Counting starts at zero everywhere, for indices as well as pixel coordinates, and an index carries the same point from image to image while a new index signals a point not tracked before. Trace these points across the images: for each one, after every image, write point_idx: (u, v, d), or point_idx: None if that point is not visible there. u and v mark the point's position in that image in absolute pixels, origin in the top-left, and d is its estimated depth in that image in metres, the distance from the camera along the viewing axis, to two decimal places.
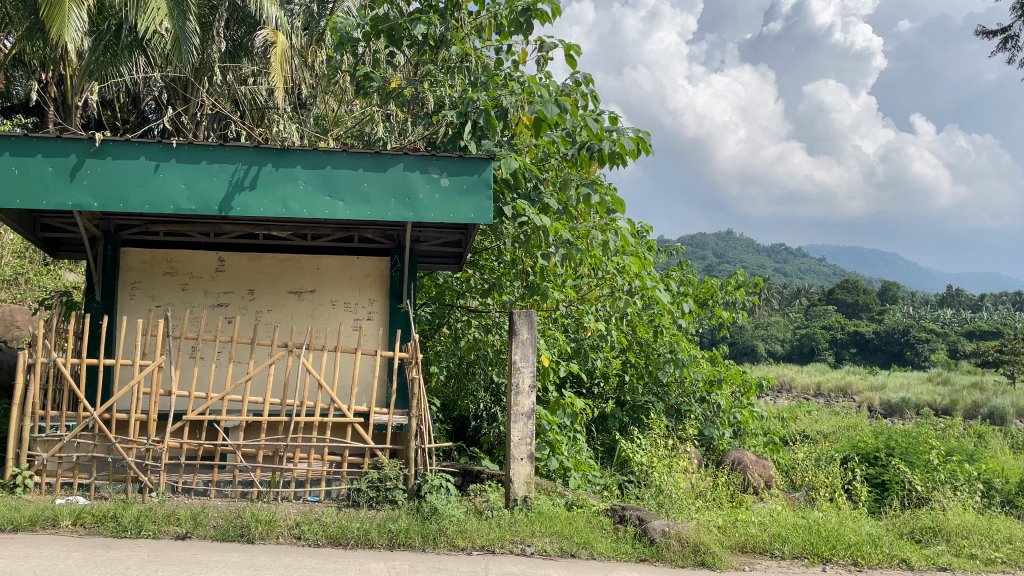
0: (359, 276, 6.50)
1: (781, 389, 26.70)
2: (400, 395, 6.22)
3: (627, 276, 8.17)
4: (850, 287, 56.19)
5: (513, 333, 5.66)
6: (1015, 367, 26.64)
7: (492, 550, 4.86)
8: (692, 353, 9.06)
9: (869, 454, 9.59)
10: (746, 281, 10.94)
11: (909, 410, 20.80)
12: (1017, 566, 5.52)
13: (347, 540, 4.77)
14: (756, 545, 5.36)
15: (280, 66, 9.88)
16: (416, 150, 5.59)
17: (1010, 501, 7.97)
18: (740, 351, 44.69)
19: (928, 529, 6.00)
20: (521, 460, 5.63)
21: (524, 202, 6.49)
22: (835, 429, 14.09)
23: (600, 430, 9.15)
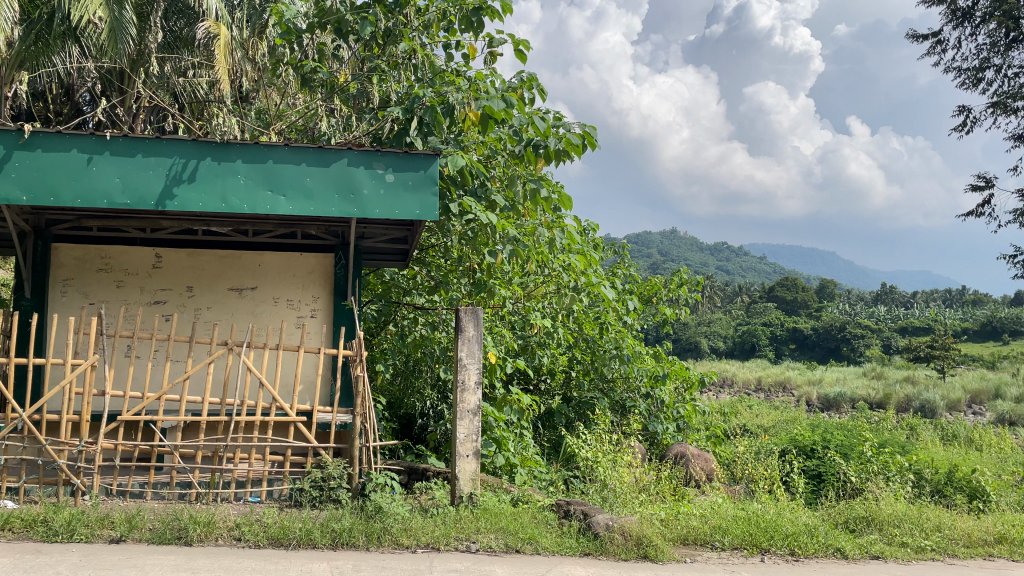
0: (302, 273, 6.41)
1: (724, 384, 27.25)
2: (344, 394, 6.16)
3: (573, 273, 8.19)
4: (790, 285, 57.72)
5: (458, 330, 5.65)
6: (945, 362, 27.69)
7: (437, 548, 4.84)
8: (637, 349, 9.20)
9: (806, 446, 9.86)
10: (688, 279, 11.12)
11: (845, 404, 21.45)
12: (946, 553, 5.74)
13: (288, 541, 4.70)
14: (696, 537, 5.48)
15: (223, 59, 9.66)
16: (361, 145, 5.54)
17: (938, 490, 8.28)
18: (684, 348, 45.44)
19: (862, 519, 6.19)
20: (466, 457, 5.63)
21: (470, 200, 6.45)
22: (774, 423, 14.45)
23: (547, 427, 9.19)
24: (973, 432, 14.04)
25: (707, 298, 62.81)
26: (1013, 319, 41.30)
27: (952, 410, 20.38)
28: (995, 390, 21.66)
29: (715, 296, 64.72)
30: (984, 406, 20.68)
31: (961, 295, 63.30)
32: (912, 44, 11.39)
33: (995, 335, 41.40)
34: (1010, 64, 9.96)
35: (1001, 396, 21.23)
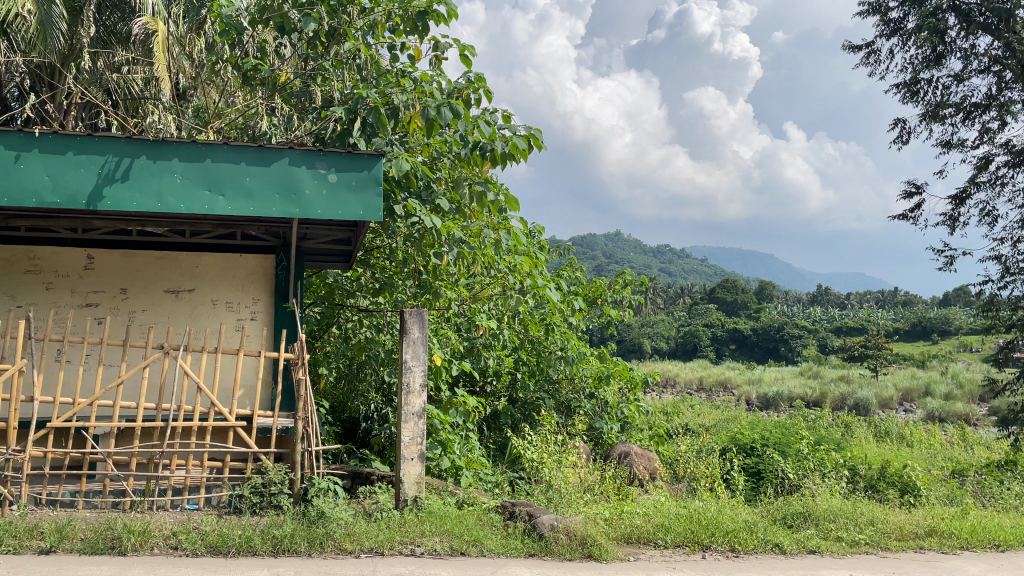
0: (242, 274, 6.29)
1: (666, 384, 27.70)
2: (286, 398, 6.05)
3: (519, 275, 8.26)
4: (731, 287, 58.99)
5: (403, 332, 5.61)
6: (877, 361, 28.60)
7: (381, 552, 4.79)
8: (581, 350, 9.31)
9: (746, 444, 10.06)
10: (633, 280, 11.22)
11: (783, 403, 21.98)
12: (878, 546, 5.94)
13: (228, 549, 4.59)
14: (640, 535, 5.54)
15: (161, 56, 9.37)
16: (302, 145, 5.46)
17: (872, 485, 8.54)
18: (628, 349, 46.02)
19: (799, 515, 6.34)
20: (411, 460, 5.59)
21: (415, 202, 6.39)
22: (715, 422, 14.73)
23: (492, 428, 9.20)
24: (904, 429, 14.54)
25: (650, 299, 63.67)
26: (941, 319, 42.95)
27: (884, 408, 21.08)
28: (924, 388, 22.48)
29: (658, 298, 65.64)
30: (914, 404, 21.44)
31: (893, 296, 65.52)
32: (848, 54, 11.69)
33: (925, 335, 42.97)
34: (942, 75, 10.30)
35: (929, 394, 22.05)
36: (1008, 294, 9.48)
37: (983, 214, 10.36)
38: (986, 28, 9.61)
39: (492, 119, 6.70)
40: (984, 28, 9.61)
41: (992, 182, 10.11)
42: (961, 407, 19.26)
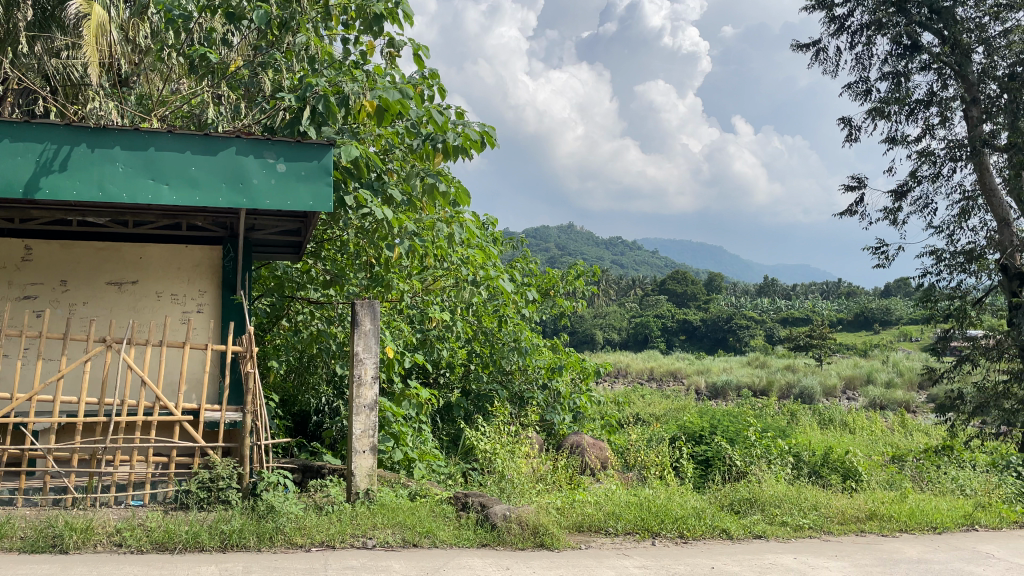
0: (188, 266, 6.16)
1: (618, 374, 28.00)
2: (233, 391, 5.96)
3: (472, 267, 8.17)
4: (682, 278, 59.94)
5: (355, 324, 5.57)
6: (822, 351, 29.35)
7: (332, 545, 4.76)
8: (534, 341, 9.42)
9: (695, 433, 10.25)
10: (585, 271, 11.30)
11: (731, 392, 22.43)
12: (822, 530, 6.11)
13: (174, 545, 4.51)
14: (591, 523, 5.62)
15: (94, 41, 8.58)
16: (249, 134, 5.37)
17: (815, 471, 8.77)
18: (580, 340, 46.40)
19: (745, 501, 6.49)
20: (362, 452, 5.56)
21: (366, 193, 6.26)
22: (665, 411, 14.98)
23: (445, 420, 9.17)
24: (847, 416, 14.95)
25: (602, 291, 64.18)
26: (882, 310, 44.25)
27: (828, 396, 21.66)
28: (866, 376, 23.17)
29: (610, 289, 66.27)
30: (856, 392, 22.06)
31: (837, 287, 67.27)
32: (798, 53, 11.93)
33: (867, 325, 44.25)
34: (887, 73, 10.57)
35: (871, 381, 22.74)
36: (945, 285, 9.83)
37: (923, 207, 10.70)
38: (928, 27, 9.90)
39: (445, 112, 6.61)
40: (926, 27, 9.90)
41: (932, 177, 10.43)
42: (901, 395, 19.89)
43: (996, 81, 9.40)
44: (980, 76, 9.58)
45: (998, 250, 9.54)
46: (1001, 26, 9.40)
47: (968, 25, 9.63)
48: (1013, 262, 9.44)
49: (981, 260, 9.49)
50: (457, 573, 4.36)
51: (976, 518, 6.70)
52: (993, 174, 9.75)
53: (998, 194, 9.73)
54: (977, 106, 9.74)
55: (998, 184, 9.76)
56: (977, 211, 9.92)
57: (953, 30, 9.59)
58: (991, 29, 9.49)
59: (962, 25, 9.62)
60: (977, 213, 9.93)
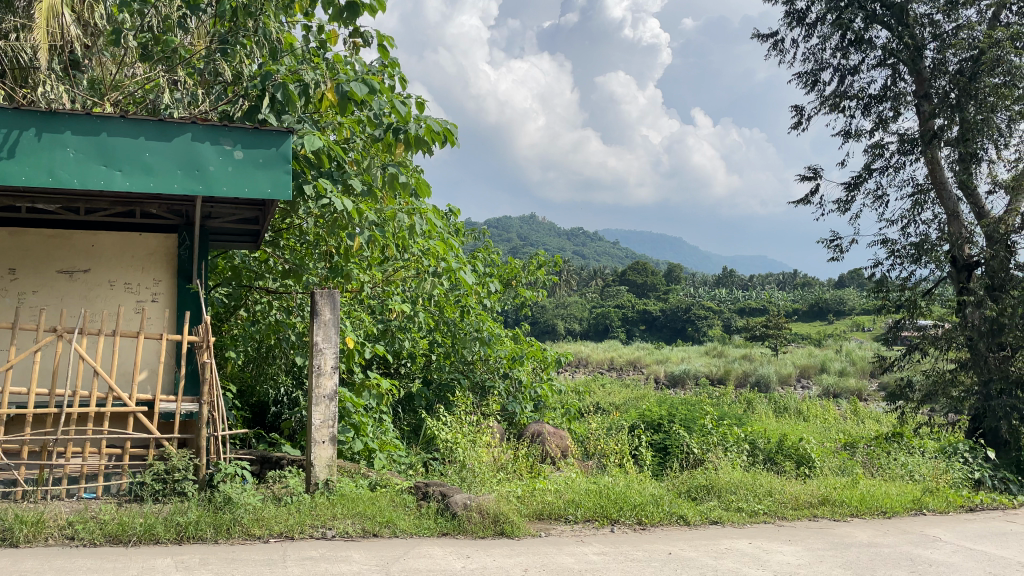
0: (142, 254, 6.04)
1: (579, 364, 28.19)
2: (190, 381, 5.87)
3: (433, 258, 8.01)
4: (642, 269, 60.63)
5: (314, 314, 5.53)
6: (777, 340, 29.89)
7: (291, 536, 4.72)
8: (496, 331, 9.45)
9: (654, 421, 10.40)
10: (547, 261, 11.35)
11: (689, 380, 22.77)
12: (776, 515, 6.25)
13: (128, 538, 4.44)
14: (551, 511, 5.67)
15: (45, 23, 8.11)
16: (205, 120, 5.28)
17: (770, 457, 8.94)
18: (542, 330, 46.57)
19: (702, 487, 6.60)
20: (322, 443, 5.52)
21: (326, 182, 6.16)
22: (624, 399, 15.14)
23: (407, 411, 9.14)
24: (801, 404, 15.28)
25: (564, 281, 64.49)
26: (836, 300, 45.26)
27: (783, 384, 22.11)
28: (820, 364, 23.68)
29: (572, 279, 66.60)
30: (810, 380, 22.55)
31: (792, 278, 68.57)
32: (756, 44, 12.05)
33: (821, 315, 45.22)
34: (842, 67, 10.76)
35: (825, 370, 23.24)
36: (896, 275, 10.08)
37: (875, 198, 10.93)
38: (882, 22, 10.09)
39: (407, 103, 6.55)
40: (880, 22, 10.09)
41: (885, 170, 10.66)
42: (854, 383, 20.40)
43: (947, 76, 9.62)
44: (932, 71, 9.81)
45: (948, 242, 9.79)
46: (953, 23, 9.63)
47: (921, 21, 9.84)
48: (962, 254, 9.71)
49: (931, 251, 9.72)
50: (418, 562, 4.37)
51: (923, 503, 6.91)
52: (944, 168, 10.00)
53: (949, 188, 9.99)
54: (929, 101, 9.97)
55: (948, 178, 10.02)
56: (928, 204, 10.17)
57: (907, 25, 9.80)
58: (944, 25, 9.72)
59: (915, 21, 9.84)
60: (928, 206, 10.18)
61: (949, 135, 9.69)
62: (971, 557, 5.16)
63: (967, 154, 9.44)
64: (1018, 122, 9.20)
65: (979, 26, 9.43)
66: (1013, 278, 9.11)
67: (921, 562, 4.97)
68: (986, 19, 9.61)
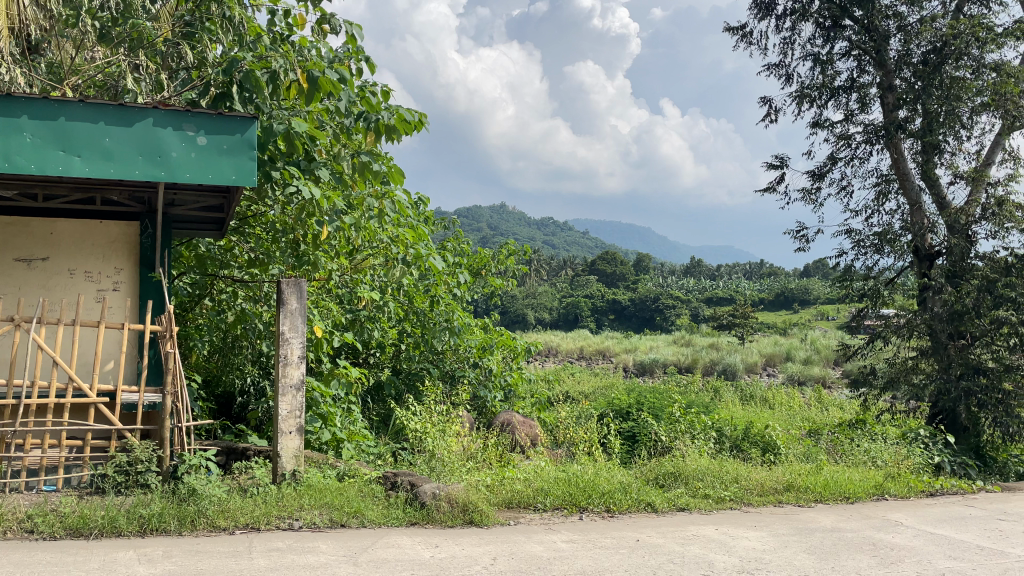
0: (103, 242, 5.92)
1: (548, 353, 28.23)
2: (153, 372, 5.77)
3: (401, 246, 7.95)
4: (612, 259, 60.98)
5: (281, 303, 5.46)
6: (744, 330, 30.27)
7: (257, 527, 4.68)
8: (466, 321, 9.41)
9: (622, 410, 10.47)
10: (516, 251, 11.33)
11: (658, 369, 22.95)
12: (742, 502, 6.33)
13: (89, 531, 4.35)
14: (521, 500, 5.69)
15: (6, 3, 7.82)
16: (168, 105, 5.16)
17: (736, 445, 9.04)
18: (512, 320, 46.61)
19: (670, 474, 6.67)
20: (289, 434, 5.47)
21: (294, 170, 6.07)
22: (593, 388, 15.23)
23: (376, 400, 9.08)
24: (767, 392, 15.48)
25: (534, 271, 64.53)
26: (801, 290, 45.96)
27: (749, 372, 22.40)
28: (785, 353, 24.00)
29: (542, 269, 66.70)
30: (775, 369, 22.87)
31: (759, 268, 69.36)
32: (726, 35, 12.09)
33: (787, 305, 45.87)
34: (809, 58, 10.85)
35: (790, 358, 23.56)
36: (861, 265, 10.24)
37: (840, 189, 11.07)
38: (849, 13, 10.20)
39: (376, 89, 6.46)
40: (846, 13, 10.19)
41: (851, 161, 10.80)
42: (817, 372, 20.76)
43: (910, 67, 9.74)
44: (896, 62, 9.93)
45: (911, 232, 9.94)
46: (918, 15, 9.75)
47: (886, 13, 9.95)
48: (924, 244, 9.89)
49: (894, 241, 9.88)
50: (387, 551, 4.35)
51: (885, 488, 7.05)
52: (907, 160, 10.16)
53: (912, 178, 10.15)
54: (893, 93, 10.09)
55: (912, 169, 10.18)
56: (892, 194, 10.32)
57: (872, 16, 9.91)
58: (909, 17, 9.84)
59: (881, 13, 9.94)
60: (892, 197, 10.34)
61: (913, 126, 9.84)
62: (931, 541, 5.27)
63: (929, 145, 9.60)
64: (979, 114, 9.37)
65: (942, 18, 9.57)
66: (973, 267, 9.33)
67: (883, 546, 5.07)
68: (949, 11, 9.75)
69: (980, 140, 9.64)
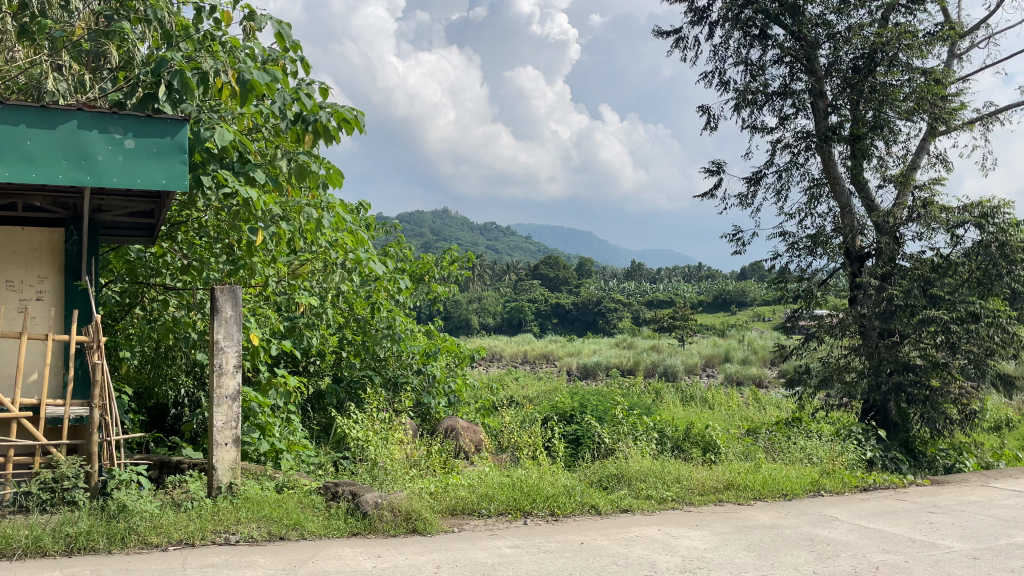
0: (26, 250, 5.66)
1: (492, 358, 28.21)
2: (80, 384, 5.52)
3: (341, 251, 7.82)
4: (554, 263, 61.41)
5: (215, 311, 5.32)
6: (683, 331, 30.79)
7: (191, 543, 4.52)
8: (408, 328, 9.31)
9: (566, 413, 10.51)
10: (460, 257, 11.28)
11: (601, 372, 23.15)
12: (684, 502, 6.40)
13: (12, 551, 4.15)
14: (465, 506, 5.64)
15: None
16: (94, 106, 4.97)
17: (678, 445, 9.16)
18: (456, 325, 46.43)
19: (613, 476, 6.72)
20: (225, 445, 5.32)
21: (226, 173, 5.90)
22: (537, 392, 15.27)
23: (316, 409, 8.92)
24: (707, 393, 15.76)
25: (477, 276, 64.48)
26: (738, 292, 46.99)
27: (689, 373, 22.79)
28: (724, 354, 24.49)
29: (485, 274, 66.68)
30: (714, 369, 23.30)
31: (698, 271, 70.69)
32: (660, 40, 12.26)
33: (725, 307, 46.89)
34: (742, 64, 11.10)
35: (728, 359, 24.06)
36: (795, 267, 10.50)
37: (775, 193, 11.33)
38: (779, 21, 10.44)
39: (311, 92, 6.33)
40: (776, 21, 10.44)
41: (785, 165, 11.06)
42: (755, 371, 21.23)
43: (840, 74, 10.02)
44: (826, 69, 10.19)
45: (842, 234, 10.20)
46: (846, 23, 10.04)
47: (816, 21, 10.22)
48: (855, 245, 10.18)
49: (827, 243, 10.15)
50: (327, 563, 4.25)
51: (821, 484, 7.23)
52: (838, 164, 10.47)
53: (842, 182, 10.46)
54: (823, 99, 10.37)
55: (842, 173, 10.49)
56: (824, 198, 10.61)
57: (803, 25, 10.15)
58: (837, 25, 10.10)
59: (811, 21, 10.21)
60: (823, 200, 10.63)
61: (843, 131, 10.13)
62: (866, 535, 5.41)
63: (858, 150, 9.90)
64: (906, 119, 9.70)
65: (869, 27, 9.87)
66: (900, 268, 9.67)
67: (820, 541, 5.18)
68: (875, 19, 10.08)
69: (906, 145, 9.98)
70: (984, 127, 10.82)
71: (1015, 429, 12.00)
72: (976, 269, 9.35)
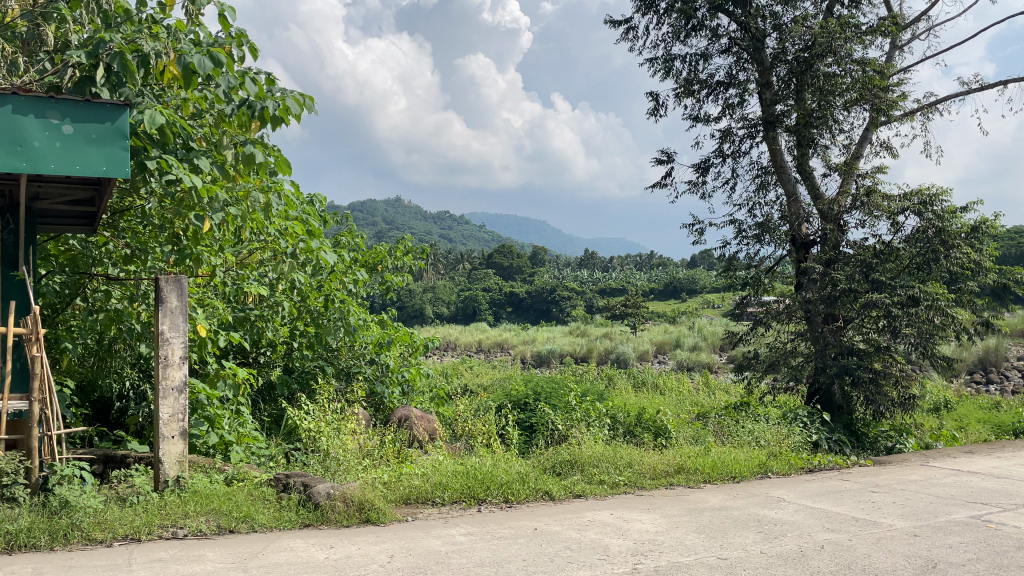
0: None
1: (446, 347, 28.16)
2: (17, 377, 5.35)
3: (292, 240, 7.73)
4: (508, 251, 61.54)
5: (160, 301, 5.19)
6: (636, 319, 31.13)
7: (137, 538, 4.41)
8: (361, 318, 9.22)
9: (520, 400, 10.56)
10: (413, 247, 11.20)
11: (554, 360, 23.28)
12: (635, 486, 6.49)
13: None
14: (418, 495, 5.63)
15: None
16: (28, 91, 4.80)
17: (629, 430, 9.27)
18: (409, 315, 46.16)
19: (566, 463, 6.78)
20: (172, 438, 5.22)
21: (170, 159, 5.72)
22: (492, 380, 15.31)
23: (267, 401, 8.80)
24: (658, 378, 16.00)
25: (431, 265, 64.24)
26: (689, 280, 47.69)
27: (641, 360, 23.06)
28: (675, 341, 24.86)
29: (439, 263, 66.46)
30: (666, 355, 23.63)
31: (650, 259, 71.49)
32: (610, 28, 12.31)
33: (675, 294, 47.57)
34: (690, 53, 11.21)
35: (679, 346, 24.42)
36: (744, 254, 10.71)
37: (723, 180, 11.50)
38: (727, 11, 10.61)
39: (258, 77, 6.16)
40: (723, 11, 10.59)
41: (734, 155, 11.24)
42: (705, 358, 21.57)
43: (786, 65, 10.21)
44: (772, 59, 10.37)
45: (788, 222, 10.45)
46: (791, 14, 10.23)
47: (763, 12, 10.40)
48: (800, 233, 10.40)
49: (774, 231, 10.35)
50: (278, 555, 4.20)
51: (768, 467, 7.40)
52: (784, 153, 10.67)
53: (788, 171, 10.68)
54: (769, 89, 10.57)
55: (788, 162, 10.70)
56: (772, 185, 10.82)
57: (750, 16, 10.34)
58: (783, 16, 10.29)
59: (757, 13, 10.39)
60: (771, 188, 10.83)
61: (789, 120, 10.33)
62: (811, 515, 5.55)
63: (804, 140, 10.10)
64: (849, 108, 9.91)
65: (813, 18, 10.08)
66: (844, 254, 9.93)
67: (766, 522, 5.31)
68: (820, 11, 10.29)
69: (850, 135, 10.22)
70: (924, 118, 11.14)
71: (952, 409, 12.44)
72: (915, 256, 9.62)
